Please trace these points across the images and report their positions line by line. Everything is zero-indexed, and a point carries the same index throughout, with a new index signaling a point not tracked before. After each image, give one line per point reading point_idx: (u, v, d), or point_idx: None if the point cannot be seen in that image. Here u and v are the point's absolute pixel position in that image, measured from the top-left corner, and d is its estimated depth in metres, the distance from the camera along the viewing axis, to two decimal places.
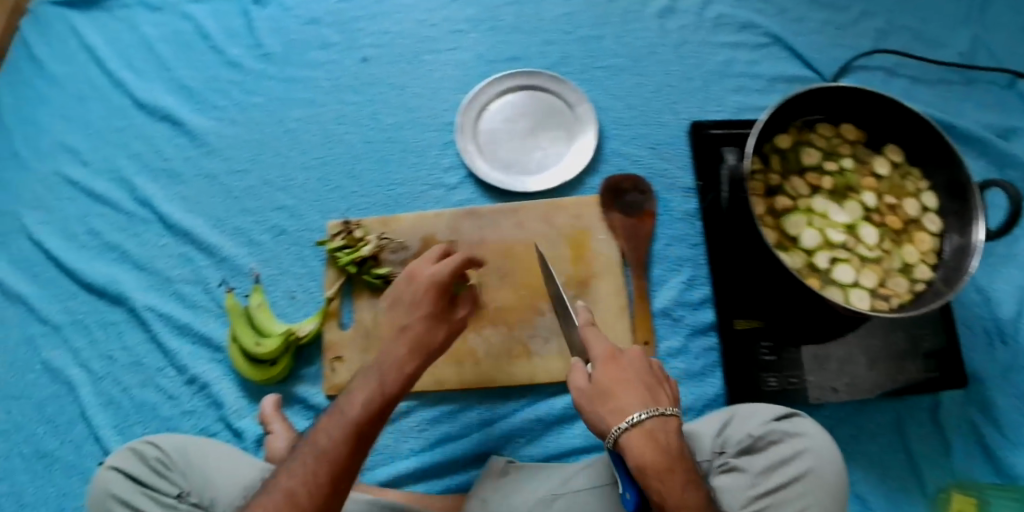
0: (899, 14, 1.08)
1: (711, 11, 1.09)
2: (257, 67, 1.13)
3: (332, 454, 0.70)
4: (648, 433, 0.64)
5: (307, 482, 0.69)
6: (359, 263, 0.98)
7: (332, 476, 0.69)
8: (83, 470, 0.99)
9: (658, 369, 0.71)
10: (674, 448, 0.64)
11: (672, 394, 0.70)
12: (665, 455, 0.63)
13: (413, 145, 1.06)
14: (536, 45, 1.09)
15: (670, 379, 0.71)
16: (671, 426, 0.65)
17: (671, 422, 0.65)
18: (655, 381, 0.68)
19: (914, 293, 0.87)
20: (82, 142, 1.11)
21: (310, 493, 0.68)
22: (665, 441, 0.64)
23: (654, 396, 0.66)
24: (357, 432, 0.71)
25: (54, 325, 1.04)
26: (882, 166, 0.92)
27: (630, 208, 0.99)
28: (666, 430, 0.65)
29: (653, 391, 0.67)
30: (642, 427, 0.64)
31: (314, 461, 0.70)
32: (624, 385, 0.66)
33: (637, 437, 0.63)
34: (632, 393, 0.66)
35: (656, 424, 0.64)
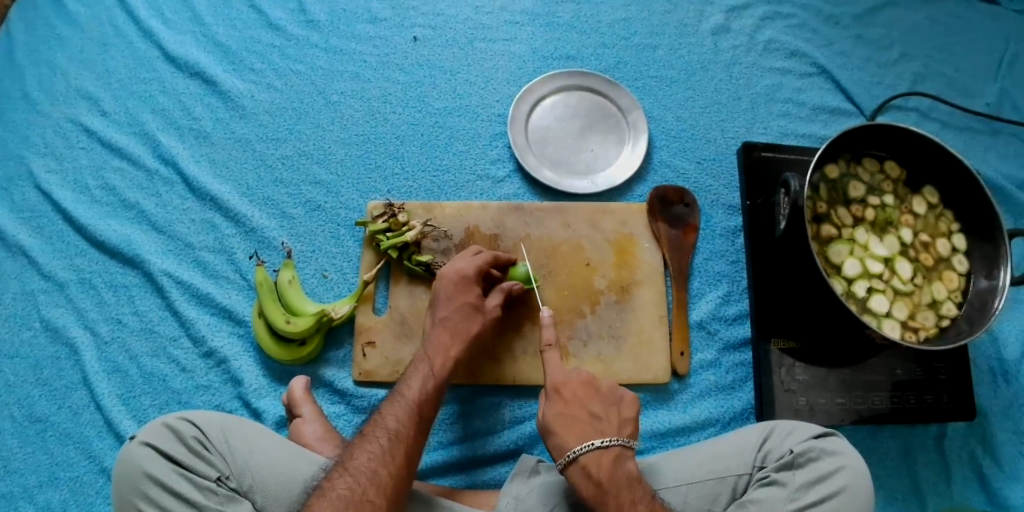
0: (935, 60, 1.15)
1: (762, 35, 1.14)
2: (301, 33, 1.09)
3: (404, 435, 0.75)
4: (582, 467, 0.73)
5: (386, 462, 0.72)
6: (401, 248, 0.94)
7: (407, 455, 0.74)
8: (81, 439, 0.90)
9: (609, 394, 0.79)
10: (605, 477, 0.72)
11: (622, 417, 0.78)
12: (593, 484, 0.72)
13: (461, 133, 1.05)
14: (592, 47, 1.11)
15: (628, 399, 0.80)
16: (606, 457, 0.73)
17: (608, 452, 0.74)
18: (602, 410, 0.78)
19: (940, 329, 0.91)
20: (100, 91, 1.06)
21: (391, 473, 0.72)
22: (597, 471, 0.72)
23: (605, 418, 0.77)
24: (419, 414, 0.78)
25: (57, 283, 0.96)
26: (918, 205, 0.97)
27: (675, 220, 1.00)
28: (599, 463, 0.73)
29: (601, 420, 0.76)
30: (578, 460, 0.73)
31: (390, 442, 0.74)
32: (565, 422, 0.76)
33: (575, 471, 0.73)
34: (576, 427, 0.76)
35: (591, 457, 0.73)
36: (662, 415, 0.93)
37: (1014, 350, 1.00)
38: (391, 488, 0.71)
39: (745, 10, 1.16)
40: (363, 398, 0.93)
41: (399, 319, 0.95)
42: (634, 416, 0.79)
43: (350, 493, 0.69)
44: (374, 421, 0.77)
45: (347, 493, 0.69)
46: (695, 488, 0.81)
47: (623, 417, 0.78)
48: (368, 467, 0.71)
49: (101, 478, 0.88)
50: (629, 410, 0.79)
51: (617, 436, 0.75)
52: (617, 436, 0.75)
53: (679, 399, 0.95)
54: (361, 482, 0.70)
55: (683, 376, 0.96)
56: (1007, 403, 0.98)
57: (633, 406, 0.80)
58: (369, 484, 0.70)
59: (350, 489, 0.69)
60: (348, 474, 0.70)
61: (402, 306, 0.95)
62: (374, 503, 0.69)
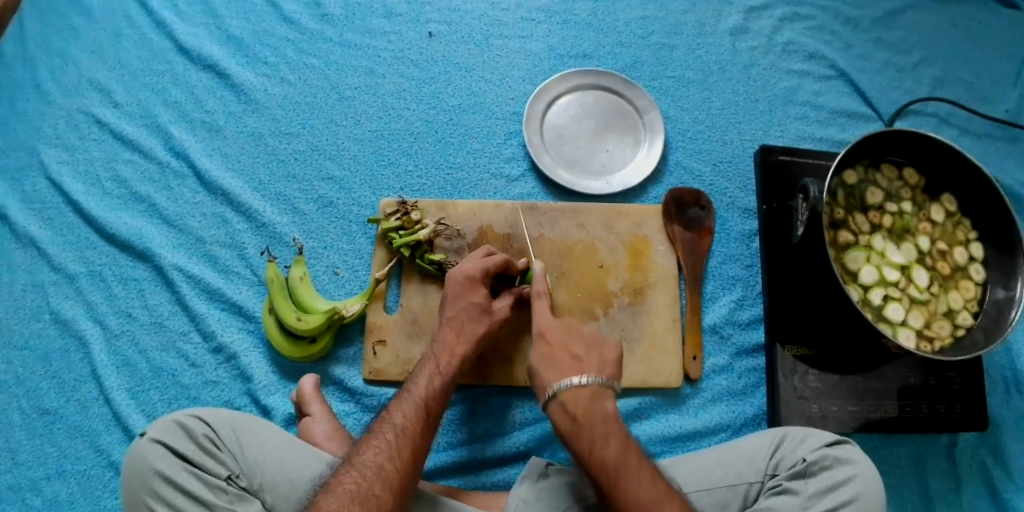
0: (955, 65, 1.14)
1: (781, 37, 1.13)
2: (315, 27, 1.08)
3: (411, 430, 0.74)
4: (561, 402, 0.76)
5: (393, 457, 0.72)
6: (413, 246, 0.93)
7: (413, 450, 0.73)
8: (90, 433, 0.89)
9: (593, 339, 0.83)
10: (580, 412, 0.75)
11: (603, 359, 0.81)
12: (570, 417, 0.75)
13: (475, 130, 1.04)
14: (609, 46, 1.10)
15: (617, 348, 0.83)
16: (582, 393, 0.76)
17: (586, 389, 0.76)
18: (585, 352, 0.81)
19: (955, 338, 0.90)
20: (112, 82, 1.05)
21: (397, 468, 0.71)
22: (573, 406, 0.75)
23: (587, 360, 0.80)
24: (427, 408, 0.77)
25: (67, 275, 0.96)
26: (937, 212, 0.96)
27: (690, 223, 0.99)
28: (575, 398, 0.76)
29: (582, 361, 0.79)
30: (558, 396, 0.76)
31: (397, 437, 0.73)
32: (548, 364, 0.80)
33: (555, 407, 0.76)
34: (559, 367, 0.79)
35: (570, 393, 0.76)
36: (673, 419, 0.93)
37: None
38: (397, 483, 0.70)
39: (764, 11, 1.14)
40: (373, 397, 0.92)
41: (411, 317, 0.94)
42: (616, 358, 0.82)
43: (356, 488, 0.68)
44: (381, 417, 0.76)
45: (353, 487, 0.68)
46: (706, 494, 0.80)
47: (607, 361, 0.81)
48: (375, 462, 0.71)
49: (110, 472, 0.88)
50: (610, 353, 0.82)
51: (594, 374, 0.77)
52: (596, 374, 0.78)
53: (691, 403, 0.94)
54: (367, 476, 0.69)
55: (695, 381, 0.95)
56: (1020, 413, 0.98)
57: (617, 354, 0.82)
58: (375, 478, 0.69)
59: (356, 483, 0.69)
60: (354, 469, 0.70)
61: (414, 305, 0.94)
62: (380, 498, 0.68)
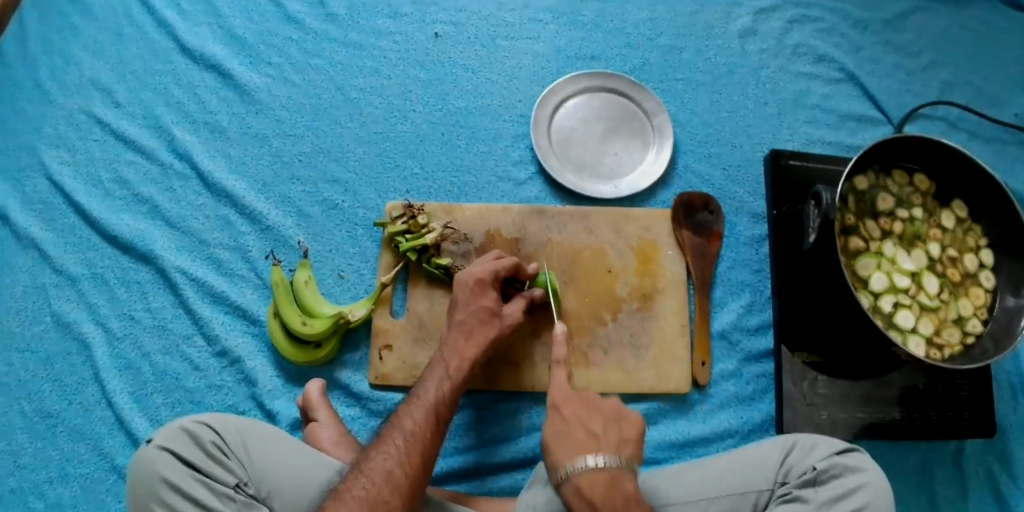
0: (964, 69, 1.13)
1: (790, 39, 1.12)
2: (320, 27, 1.07)
3: (420, 435, 0.74)
4: (576, 487, 0.66)
5: (402, 462, 0.71)
6: (420, 250, 0.92)
7: (423, 455, 0.72)
8: (93, 436, 0.88)
9: (611, 412, 0.72)
10: (597, 499, 0.65)
11: (624, 436, 0.70)
12: (587, 504, 0.65)
13: (482, 132, 1.03)
14: (617, 47, 1.09)
15: (636, 419, 0.73)
16: (600, 478, 0.66)
17: (605, 472, 0.66)
18: (603, 428, 0.70)
19: (965, 346, 0.90)
20: (114, 81, 1.03)
21: (406, 474, 0.70)
22: (591, 494, 0.65)
23: (605, 439, 0.69)
24: (436, 413, 0.76)
25: (69, 277, 0.94)
26: (947, 219, 0.95)
27: (699, 227, 0.99)
28: (593, 483, 0.66)
29: (599, 438, 0.69)
30: (572, 481, 0.66)
31: (406, 442, 0.73)
32: (561, 441, 0.69)
33: (570, 491, 0.67)
34: (571, 444, 0.68)
35: (585, 478, 0.66)
36: (681, 425, 0.92)
37: None
38: (406, 488, 0.69)
39: (773, 12, 1.13)
40: (379, 402, 0.91)
41: (417, 322, 0.93)
42: (637, 434, 0.71)
43: (366, 493, 0.68)
44: (390, 422, 0.76)
45: (363, 494, 0.68)
46: (717, 502, 0.79)
47: (626, 437, 0.71)
48: (384, 467, 0.70)
49: (113, 476, 0.87)
50: (631, 428, 0.71)
51: (615, 456, 0.67)
52: (616, 455, 0.67)
53: (699, 409, 0.94)
54: (377, 482, 0.69)
55: (703, 387, 0.94)
56: None
57: (637, 425, 0.72)
58: (384, 484, 0.69)
59: (365, 490, 0.68)
60: (363, 475, 0.70)
61: (421, 309, 0.94)
62: (389, 503, 0.68)
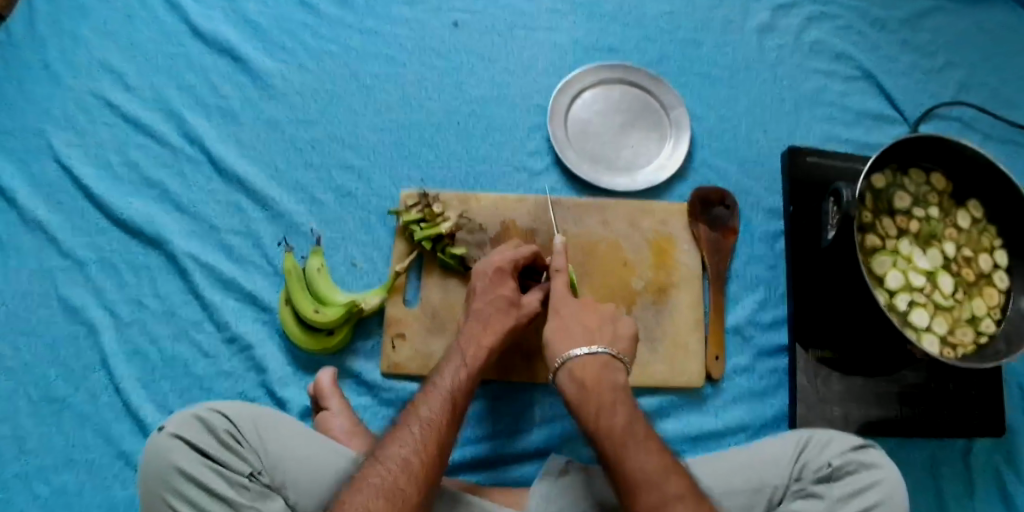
0: (979, 70, 1.13)
1: (808, 36, 1.12)
2: (335, 13, 1.05)
3: (436, 423, 0.73)
4: (570, 371, 0.76)
5: (418, 450, 0.70)
6: (435, 240, 0.91)
7: (439, 443, 0.71)
8: (99, 422, 0.87)
9: (608, 314, 0.82)
10: (587, 380, 0.74)
11: (617, 333, 0.80)
12: (579, 384, 0.75)
13: (498, 122, 1.02)
14: (635, 40, 1.08)
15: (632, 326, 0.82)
16: (592, 363, 0.75)
17: (597, 359, 0.76)
18: (598, 324, 0.80)
19: (979, 346, 0.90)
20: (124, 64, 1.02)
21: (423, 461, 0.69)
22: (583, 377, 0.75)
23: (600, 334, 0.79)
24: (453, 404, 0.75)
25: (77, 260, 0.93)
26: (963, 218, 0.95)
27: (715, 223, 0.98)
28: (586, 367, 0.75)
29: (593, 331, 0.79)
30: (567, 365, 0.76)
31: (422, 430, 0.72)
32: (561, 332, 0.79)
33: (564, 374, 0.76)
34: (570, 336, 0.79)
35: (577, 362, 0.76)
36: (694, 420, 0.92)
37: None
38: (422, 476, 0.68)
39: (791, 9, 1.13)
40: (391, 391, 0.90)
41: (431, 312, 0.92)
42: (631, 335, 0.81)
43: (382, 481, 0.67)
44: (406, 411, 0.75)
45: (379, 481, 0.67)
46: (732, 498, 0.79)
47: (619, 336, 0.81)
48: (400, 454, 0.69)
49: (120, 463, 0.85)
50: (624, 328, 0.81)
51: (606, 345, 0.77)
52: (607, 346, 0.77)
53: (711, 404, 0.93)
54: (392, 468, 0.68)
55: (717, 381, 0.94)
56: None
57: (631, 331, 0.82)
58: (400, 471, 0.68)
59: (382, 477, 0.67)
60: (379, 463, 0.69)
61: (435, 299, 0.93)
62: (405, 491, 0.67)
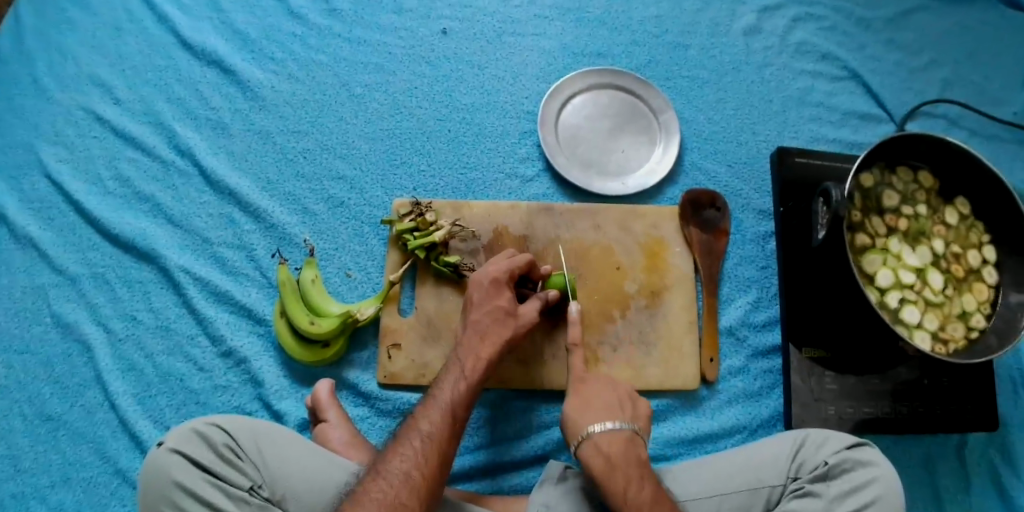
0: (964, 67, 1.15)
1: (794, 37, 1.13)
2: (324, 23, 1.05)
3: (437, 436, 0.73)
4: (595, 445, 0.76)
5: (419, 463, 0.71)
6: (428, 248, 0.92)
7: (440, 456, 0.72)
8: (96, 439, 0.87)
9: (626, 389, 0.82)
10: (615, 454, 0.75)
11: (636, 411, 0.81)
12: (606, 463, 0.74)
13: (489, 130, 1.02)
14: (623, 44, 1.09)
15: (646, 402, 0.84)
16: (618, 438, 0.76)
17: (622, 434, 0.76)
18: (619, 401, 0.80)
19: (969, 341, 0.91)
20: (113, 77, 1.01)
21: (424, 475, 0.70)
22: (608, 451, 0.75)
23: (621, 409, 0.79)
24: (453, 415, 0.76)
25: (69, 276, 0.92)
26: (950, 216, 0.97)
27: (706, 225, 0.99)
28: (614, 444, 0.75)
29: (615, 407, 0.79)
30: (592, 440, 0.76)
31: (423, 444, 0.72)
32: (585, 405, 0.80)
33: (590, 448, 0.76)
34: (593, 411, 0.79)
35: (602, 438, 0.76)
36: (691, 421, 0.92)
37: None
38: (423, 491, 0.69)
39: (777, 10, 1.14)
40: (388, 401, 0.90)
41: (426, 321, 0.93)
42: (648, 413, 0.82)
43: (385, 495, 0.68)
44: (407, 423, 0.75)
45: (381, 496, 0.68)
46: (730, 498, 0.80)
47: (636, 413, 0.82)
48: (401, 469, 0.70)
49: (117, 479, 0.85)
50: (643, 407, 0.82)
51: (630, 420, 0.78)
52: (631, 421, 0.78)
53: (707, 405, 0.94)
54: (394, 483, 0.69)
55: (712, 383, 0.95)
56: None
57: (647, 409, 0.83)
58: (402, 486, 0.69)
59: (384, 492, 0.68)
60: (380, 477, 0.69)
61: (430, 308, 0.93)
62: (407, 506, 0.68)
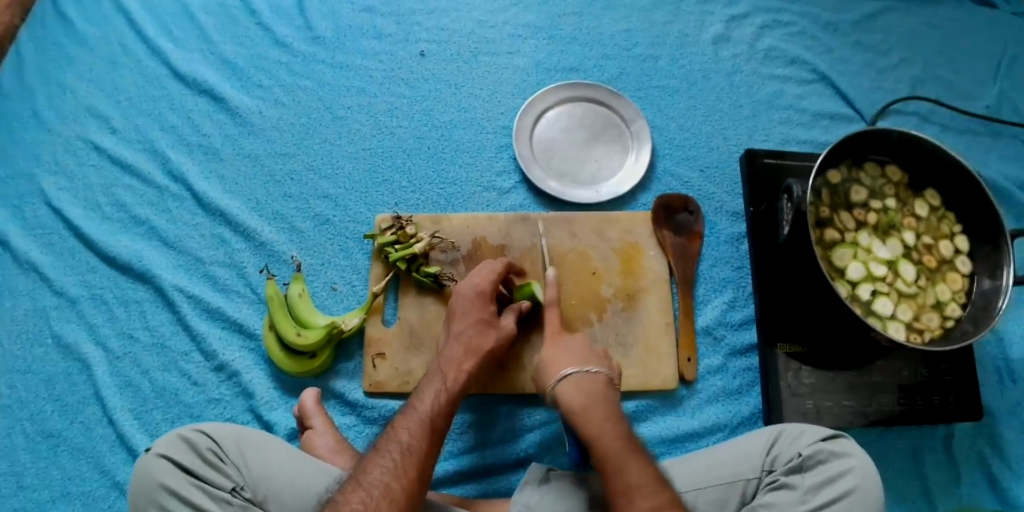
0: (934, 65, 1.17)
1: (762, 44, 1.16)
2: (308, 49, 1.11)
3: (417, 448, 0.74)
4: (573, 382, 0.81)
5: (398, 475, 0.72)
6: (409, 260, 0.95)
7: (419, 469, 0.73)
8: (94, 454, 0.90)
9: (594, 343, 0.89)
10: (592, 392, 0.80)
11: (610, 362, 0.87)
12: (584, 398, 0.79)
13: (467, 145, 1.07)
14: (595, 59, 1.13)
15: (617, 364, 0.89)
16: (594, 380, 0.82)
17: (598, 377, 0.82)
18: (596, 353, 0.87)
19: (946, 329, 0.91)
20: (109, 108, 1.07)
21: (403, 487, 0.71)
22: (585, 391, 0.80)
23: (596, 359, 0.85)
24: (432, 425, 0.77)
25: (69, 298, 0.97)
26: (921, 208, 0.98)
27: (679, 228, 1.02)
28: (591, 384, 0.81)
29: (592, 355, 0.85)
30: (569, 379, 0.81)
31: (402, 456, 0.73)
32: (560, 352, 0.86)
33: (567, 387, 0.81)
34: (571, 356, 0.85)
35: (579, 377, 0.82)
36: (672, 421, 0.94)
37: (1019, 348, 1.02)
38: (403, 502, 0.70)
39: (745, 19, 1.18)
40: (374, 409, 0.93)
41: (409, 330, 0.96)
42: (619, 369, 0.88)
43: (364, 508, 0.68)
44: (386, 434, 0.76)
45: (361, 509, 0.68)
46: (706, 493, 0.81)
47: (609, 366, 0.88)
48: (381, 480, 0.71)
49: (115, 492, 0.88)
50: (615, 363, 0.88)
51: (605, 367, 0.84)
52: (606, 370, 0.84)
53: (688, 404, 0.96)
54: (373, 495, 0.69)
55: (691, 382, 0.97)
56: (1013, 401, 1.00)
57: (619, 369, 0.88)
58: (381, 498, 0.69)
59: (364, 504, 0.69)
60: (360, 489, 0.70)
61: (412, 317, 0.96)
62: None
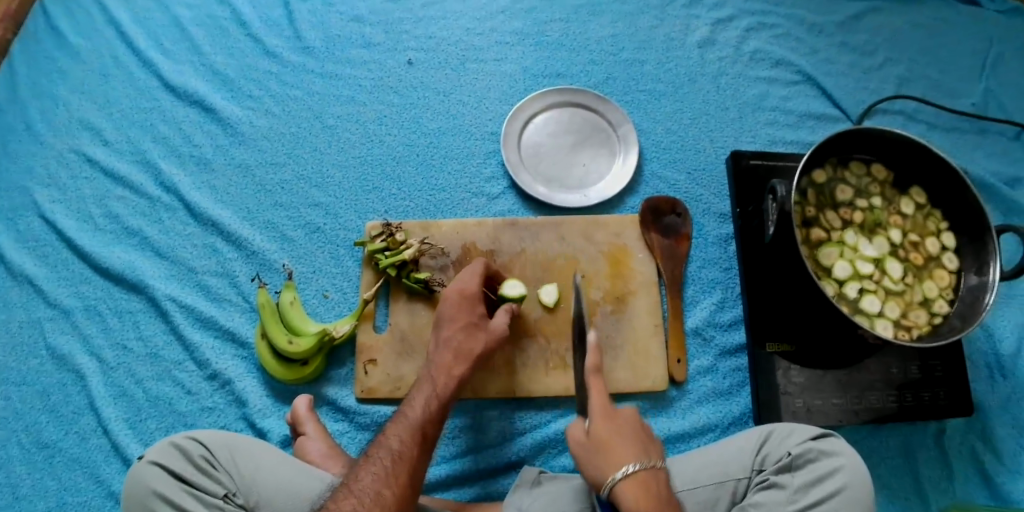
0: (919, 64, 1.18)
1: (748, 46, 1.17)
2: (297, 59, 1.12)
3: (407, 455, 0.75)
4: (640, 484, 0.71)
5: (389, 482, 0.72)
6: (399, 266, 0.96)
7: (409, 474, 0.73)
8: (89, 464, 0.91)
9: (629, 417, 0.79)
10: (659, 495, 0.71)
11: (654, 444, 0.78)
12: (654, 503, 0.70)
13: (456, 152, 1.08)
14: (581, 64, 1.14)
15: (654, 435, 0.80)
16: (658, 477, 0.73)
17: (658, 471, 0.74)
18: (645, 438, 0.77)
19: (933, 326, 0.92)
20: (102, 121, 1.09)
21: (394, 493, 0.71)
22: (650, 493, 0.71)
23: (647, 446, 0.76)
24: (422, 432, 0.77)
25: (63, 310, 0.98)
26: (906, 206, 0.98)
27: (667, 230, 1.03)
28: (656, 481, 0.73)
29: (644, 444, 0.76)
30: (633, 476, 0.72)
31: (394, 463, 0.73)
32: (616, 438, 0.75)
33: (632, 486, 0.71)
34: (626, 447, 0.75)
35: (643, 476, 0.72)
36: (662, 422, 0.94)
37: (1009, 343, 1.02)
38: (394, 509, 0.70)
39: (730, 22, 1.19)
40: (366, 415, 0.94)
41: (400, 335, 0.96)
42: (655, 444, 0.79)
43: None
44: (377, 442, 0.76)
45: None
46: (696, 492, 0.81)
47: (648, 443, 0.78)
48: (371, 488, 0.71)
49: (110, 502, 0.89)
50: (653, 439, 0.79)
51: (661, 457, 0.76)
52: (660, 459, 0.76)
53: (678, 405, 0.96)
54: (365, 502, 0.69)
55: (681, 383, 0.97)
56: (1006, 396, 1.00)
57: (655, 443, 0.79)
58: (373, 505, 0.69)
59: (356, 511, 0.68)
60: (352, 495, 0.70)
61: (403, 323, 0.97)
62: None
